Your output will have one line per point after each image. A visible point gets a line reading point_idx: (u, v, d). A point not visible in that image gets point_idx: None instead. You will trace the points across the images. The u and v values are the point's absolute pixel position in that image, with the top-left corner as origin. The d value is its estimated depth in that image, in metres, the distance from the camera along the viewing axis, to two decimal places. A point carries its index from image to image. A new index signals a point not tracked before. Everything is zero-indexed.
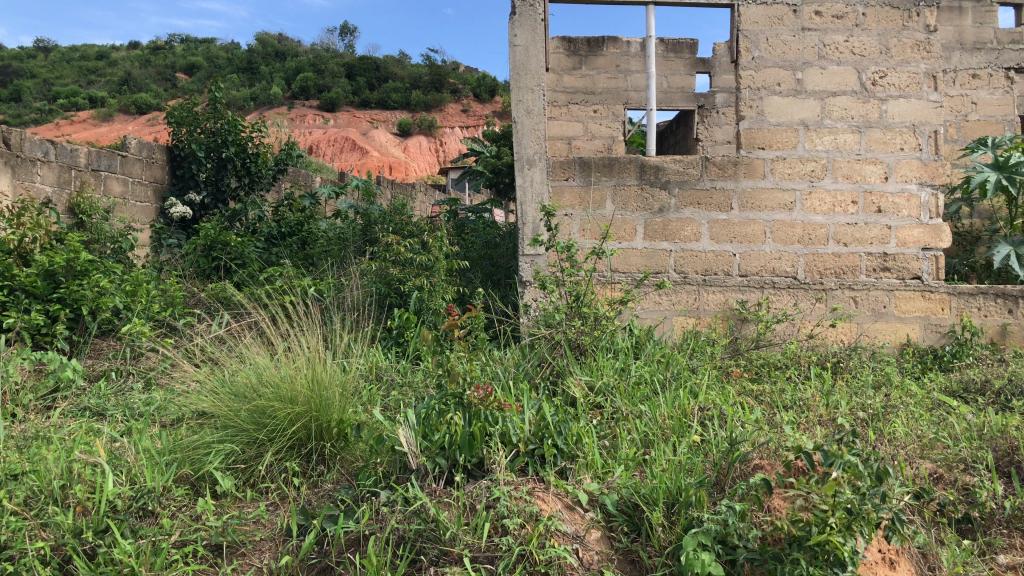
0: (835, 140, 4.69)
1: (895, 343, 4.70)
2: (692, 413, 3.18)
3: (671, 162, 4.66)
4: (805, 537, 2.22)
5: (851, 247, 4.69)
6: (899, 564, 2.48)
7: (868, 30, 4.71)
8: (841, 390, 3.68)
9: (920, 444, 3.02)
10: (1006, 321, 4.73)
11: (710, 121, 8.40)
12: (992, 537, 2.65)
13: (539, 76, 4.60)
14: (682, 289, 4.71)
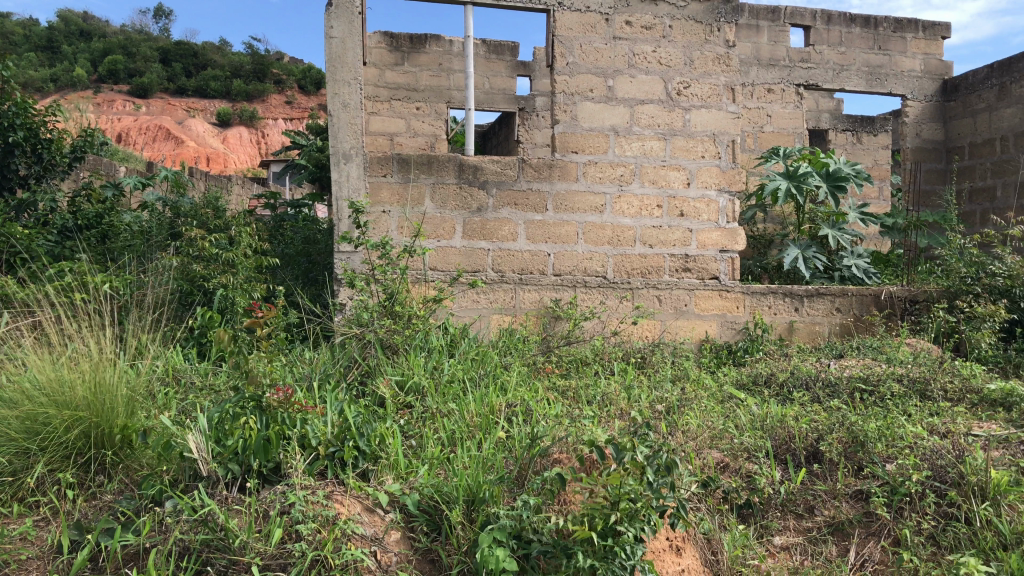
0: (643, 146, 4.90)
1: (695, 339, 4.97)
2: (499, 410, 3.21)
3: (489, 162, 4.70)
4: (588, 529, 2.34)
5: (656, 249, 4.92)
6: (684, 550, 2.62)
7: (674, 41, 4.95)
8: (642, 385, 3.84)
9: (711, 434, 3.18)
10: (793, 318, 5.10)
11: (531, 123, 8.54)
12: (769, 520, 2.86)
13: (356, 70, 4.52)
14: (498, 288, 4.77)
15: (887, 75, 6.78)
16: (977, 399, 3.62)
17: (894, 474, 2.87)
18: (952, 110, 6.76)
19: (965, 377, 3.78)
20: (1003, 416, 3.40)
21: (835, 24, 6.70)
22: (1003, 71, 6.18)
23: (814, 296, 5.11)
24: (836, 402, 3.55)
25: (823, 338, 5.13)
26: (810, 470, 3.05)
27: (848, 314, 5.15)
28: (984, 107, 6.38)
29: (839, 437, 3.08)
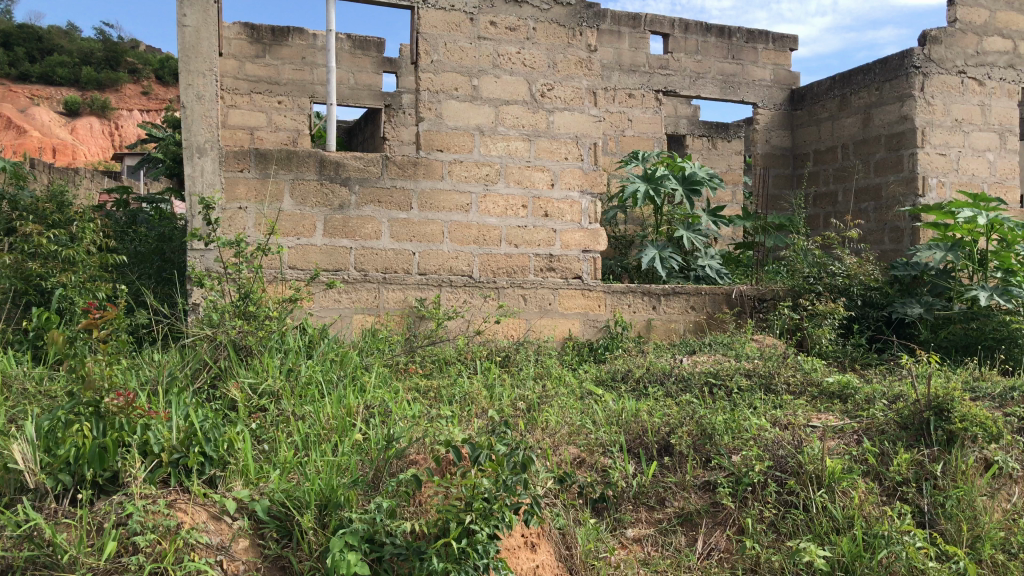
0: (508, 146, 4.93)
1: (557, 337, 5.04)
2: (357, 412, 3.14)
3: (351, 159, 4.62)
4: (433, 532, 2.39)
5: (521, 249, 4.97)
6: (539, 546, 2.65)
7: (538, 43, 5.01)
8: (504, 384, 3.86)
9: (568, 431, 3.23)
10: (651, 316, 5.26)
11: (398, 121, 8.45)
12: (622, 513, 2.93)
13: (211, 60, 4.35)
14: (361, 287, 4.67)
15: (739, 84, 7.10)
16: (817, 391, 3.83)
17: (739, 466, 3.00)
18: (799, 118, 7.12)
19: (806, 371, 4.00)
20: (839, 406, 3.61)
21: (691, 33, 6.97)
22: (844, 83, 6.58)
23: (670, 295, 5.28)
24: (688, 397, 3.67)
25: (680, 335, 5.30)
26: (661, 463, 3.14)
27: (702, 312, 5.36)
28: (827, 117, 6.77)
29: (689, 431, 3.19)
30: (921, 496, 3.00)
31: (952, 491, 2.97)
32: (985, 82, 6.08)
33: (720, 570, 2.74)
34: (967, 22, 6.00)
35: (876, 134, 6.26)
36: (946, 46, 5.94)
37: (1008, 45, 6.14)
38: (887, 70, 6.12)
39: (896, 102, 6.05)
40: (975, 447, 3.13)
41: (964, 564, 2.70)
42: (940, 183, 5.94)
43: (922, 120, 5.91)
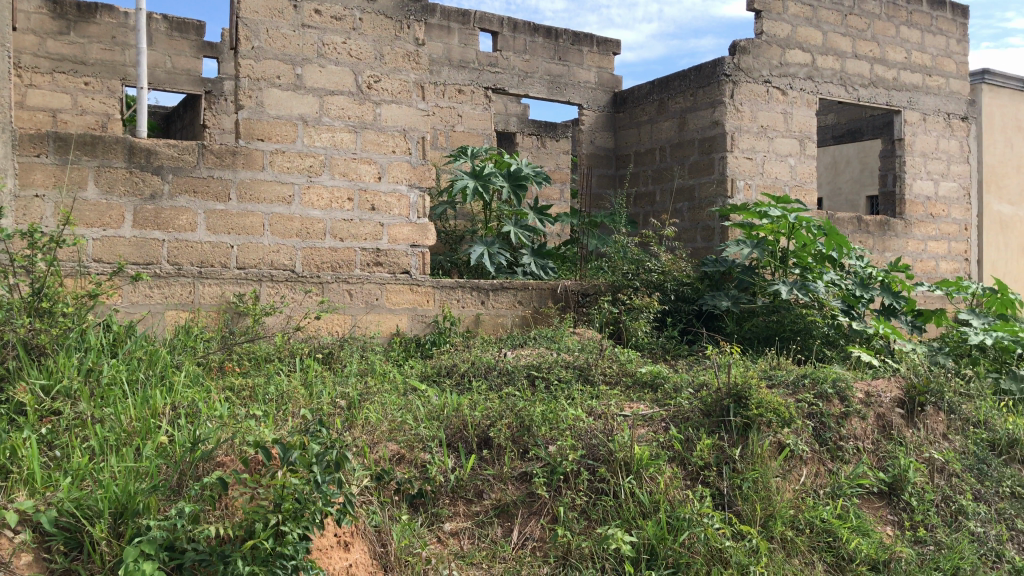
0: (332, 137, 4.83)
1: (384, 333, 4.96)
2: (162, 413, 2.98)
3: (164, 146, 4.39)
4: (244, 534, 2.30)
5: (347, 242, 4.87)
6: (353, 545, 2.63)
7: (364, 35, 4.93)
8: (324, 381, 3.78)
9: (388, 427, 3.18)
10: (479, 311, 5.30)
11: (218, 109, 8.09)
12: (440, 508, 2.94)
13: (2, 35, 3.98)
14: (174, 282, 4.43)
15: (565, 84, 7.28)
16: (631, 381, 3.99)
17: (554, 455, 3.07)
18: (621, 120, 7.39)
19: (621, 363, 4.16)
20: (650, 396, 3.78)
21: (519, 33, 7.08)
22: (662, 87, 6.88)
23: (498, 290, 5.34)
24: (509, 390, 3.73)
25: (506, 329, 5.37)
26: (480, 456, 3.16)
27: (528, 306, 5.45)
28: (647, 120, 7.07)
29: (508, 423, 3.23)
30: (721, 479, 3.18)
31: (748, 473, 3.18)
32: (788, 92, 6.52)
33: (534, 559, 2.80)
34: (771, 35, 6.42)
35: (691, 137, 6.59)
36: (753, 56, 6.34)
37: (808, 58, 6.61)
38: (701, 77, 6.45)
39: (708, 108, 6.39)
40: (769, 431, 3.37)
41: (757, 542, 2.90)
42: (747, 185, 6.34)
43: (732, 126, 6.28)
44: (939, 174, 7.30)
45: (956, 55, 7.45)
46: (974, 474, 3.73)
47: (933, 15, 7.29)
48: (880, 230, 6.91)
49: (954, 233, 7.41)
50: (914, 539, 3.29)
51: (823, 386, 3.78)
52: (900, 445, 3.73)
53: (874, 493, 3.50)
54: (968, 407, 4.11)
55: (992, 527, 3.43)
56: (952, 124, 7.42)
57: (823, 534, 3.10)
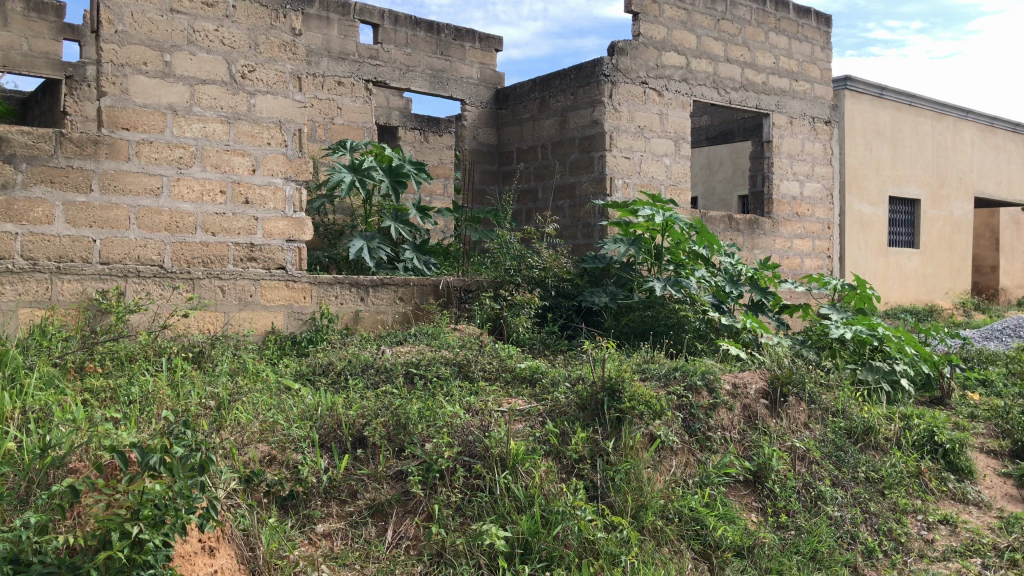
0: (204, 128, 4.64)
1: (259, 331, 4.81)
2: (10, 417, 2.80)
3: (17, 134, 4.14)
4: (96, 543, 2.19)
5: (219, 237, 4.70)
6: (219, 550, 2.53)
7: (238, 22, 4.77)
8: (192, 381, 3.64)
9: (259, 427, 3.09)
10: (358, 308, 5.21)
11: (79, 95, 7.66)
12: (311, 510, 2.88)
13: None
14: (29, 277, 4.16)
15: (447, 80, 7.26)
16: (510, 376, 4.01)
17: (430, 453, 3.05)
18: (503, 117, 7.43)
19: (501, 359, 4.17)
20: (528, 391, 3.81)
21: (401, 26, 7.00)
22: (543, 86, 6.95)
23: (378, 286, 5.26)
24: (386, 387, 3.68)
25: (386, 326, 5.30)
26: (354, 455, 3.11)
27: (409, 302, 5.40)
28: (529, 118, 7.13)
29: (383, 421, 3.19)
30: (594, 472, 3.24)
31: (620, 465, 3.25)
32: (664, 94, 6.70)
33: (407, 558, 2.78)
34: (648, 37, 6.59)
35: (571, 136, 6.68)
36: (631, 58, 6.48)
37: (683, 61, 6.81)
38: (581, 77, 6.55)
39: (588, 107, 6.50)
40: (641, 423, 3.47)
41: (628, 533, 2.96)
42: (625, 184, 6.48)
43: (610, 125, 6.40)
44: (804, 175, 7.66)
45: (820, 62, 7.83)
46: (832, 461, 3.93)
47: (799, 23, 7.64)
48: (749, 228, 7.20)
49: (818, 231, 7.80)
50: (777, 525, 3.43)
51: (693, 378, 3.93)
52: (764, 435, 3.90)
53: (740, 481, 3.63)
54: (827, 397, 4.33)
55: (848, 511, 3.62)
56: (816, 128, 7.80)
57: (691, 523, 3.20)
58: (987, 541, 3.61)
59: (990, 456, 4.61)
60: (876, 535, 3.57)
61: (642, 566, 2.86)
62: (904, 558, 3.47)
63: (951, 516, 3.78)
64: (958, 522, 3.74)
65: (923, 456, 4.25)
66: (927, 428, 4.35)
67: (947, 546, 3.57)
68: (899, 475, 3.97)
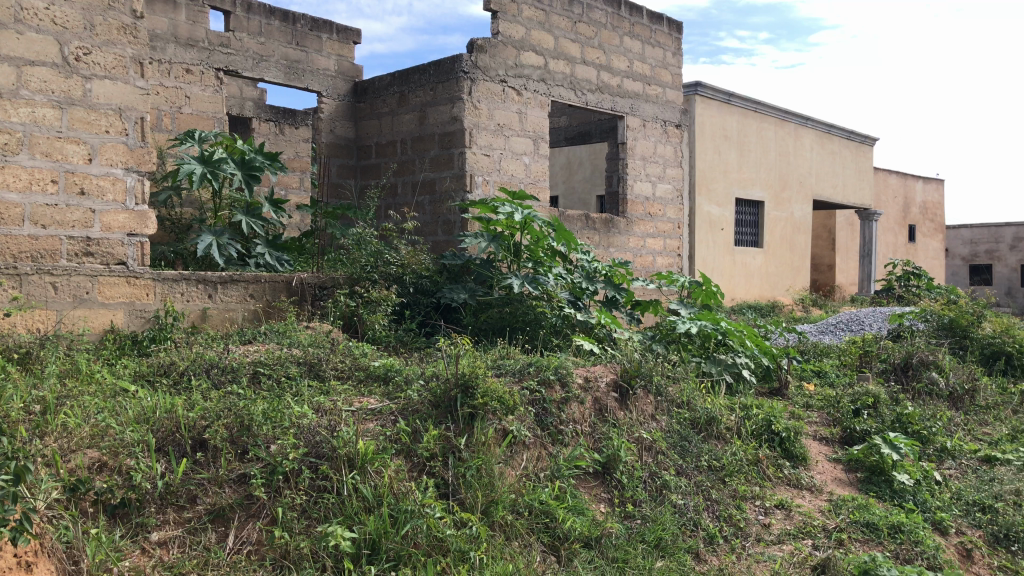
0: (32, 113, 4.33)
1: (96, 330, 4.52)
2: None
3: None
4: None
5: (50, 230, 4.41)
6: (36, 565, 2.43)
7: (71, 2, 4.46)
8: (15, 383, 3.38)
9: (89, 433, 2.92)
10: (206, 305, 4.99)
11: None
12: (145, 517, 2.74)
13: None
14: None
15: (304, 71, 7.10)
16: (363, 374, 3.95)
17: (274, 455, 2.96)
18: (361, 111, 7.31)
19: (354, 358, 4.11)
20: (381, 389, 3.75)
21: (254, 14, 6.76)
22: (402, 80, 6.88)
23: (227, 283, 5.06)
24: (230, 387, 3.54)
25: (236, 324, 5.10)
26: (194, 459, 2.98)
27: (260, 300, 5.22)
28: (387, 112, 7.05)
29: (226, 423, 3.06)
30: (446, 469, 3.22)
31: (471, 461, 3.24)
32: (523, 93, 6.77)
33: (249, 564, 2.68)
34: (507, 36, 6.63)
35: (430, 132, 6.64)
36: (489, 55, 6.50)
37: (541, 61, 6.90)
38: (440, 72, 6.52)
39: (447, 103, 6.48)
40: (494, 419, 3.49)
41: (477, 529, 2.97)
42: (485, 181, 6.51)
43: (469, 122, 6.39)
44: (657, 176, 7.92)
45: (671, 67, 8.12)
46: (677, 451, 4.07)
47: (652, 29, 7.90)
48: (605, 227, 7.38)
49: (669, 231, 8.08)
50: (624, 514, 3.52)
51: (546, 373, 3.98)
52: (613, 427, 4.00)
53: (590, 473, 3.71)
54: (673, 389, 4.49)
55: (691, 499, 3.76)
56: (668, 131, 8.08)
57: (541, 516, 3.24)
58: (817, 523, 3.83)
59: (822, 443, 4.89)
60: (717, 521, 3.71)
61: (490, 561, 2.87)
62: (743, 542, 3.63)
63: (785, 500, 3.99)
64: (791, 506, 3.96)
65: (761, 444, 4.48)
66: (764, 418, 4.60)
67: (782, 529, 3.76)
68: (739, 463, 4.16)
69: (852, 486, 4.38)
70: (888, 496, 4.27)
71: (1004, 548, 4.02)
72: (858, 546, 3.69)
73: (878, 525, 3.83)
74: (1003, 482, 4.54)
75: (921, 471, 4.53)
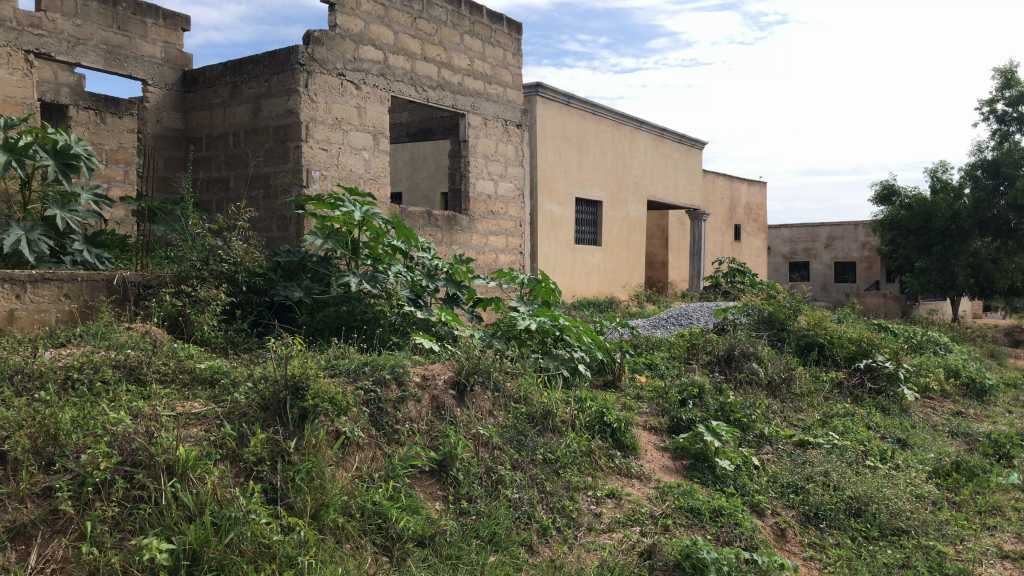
0: None
1: None
2: None
3: None
4: None
5: None
6: None
7: None
8: None
9: None
10: (13, 306, 4.60)
11: None
12: None
13: None
14: None
15: (126, 56, 6.67)
16: (188, 377, 3.78)
17: (84, 465, 2.77)
18: (191, 102, 6.99)
19: (178, 360, 3.93)
20: (206, 392, 3.60)
21: None
22: (235, 71, 6.63)
23: (38, 282, 4.71)
24: (36, 395, 3.29)
25: (48, 326, 4.74)
26: None
27: (76, 300, 4.89)
28: (219, 103, 6.78)
29: (29, 433, 2.85)
30: (274, 474, 3.12)
31: (301, 465, 3.16)
32: (362, 87, 6.66)
33: None
34: (345, 29, 6.50)
35: (264, 125, 6.43)
36: (326, 48, 6.35)
37: (380, 56, 6.82)
38: (275, 64, 6.31)
39: (282, 96, 6.28)
40: (325, 420, 3.42)
41: (305, 533, 2.89)
42: (322, 176, 6.35)
43: (305, 116, 6.23)
44: (498, 175, 7.99)
45: (511, 67, 8.23)
46: (513, 446, 4.11)
47: (491, 28, 7.97)
48: (447, 224, 7.38)
49: (511, 229, 8.18)
50: (458, 511, 3.53)
51: (382, 372, 3.94)
52: (450, 424, 4.00)
53: (425, 472, 3.70)
54: (510, 385, 4.55)
55: (526, 492, 3.81)
56: (509, 130, 8.18)
57: (374, 517, 3.20)
58: (645, 510, 3.98)
59: (651, 432, 5.09)
60: (550, 513, 3.79)
61: (318, 565, 2.80)
62: (575, 532, 3.72)
63: (616, 490, 4.13)
64: (621, 495, 4.10)
65: (594, 436, 4.61)
66: (597, 410, 4.75)
67: (612, 518, 3.88)
68: (573, 455, 4.26)
69: (678, 473, 4.58)
70: (711, 481, 4.49)
71: (814, 525, 4.32)
72: (683, 531, 3.86)
73: (701, 510, 4.03)
74: (813, 465, 4.88)
75: (741, 456, 4.81)
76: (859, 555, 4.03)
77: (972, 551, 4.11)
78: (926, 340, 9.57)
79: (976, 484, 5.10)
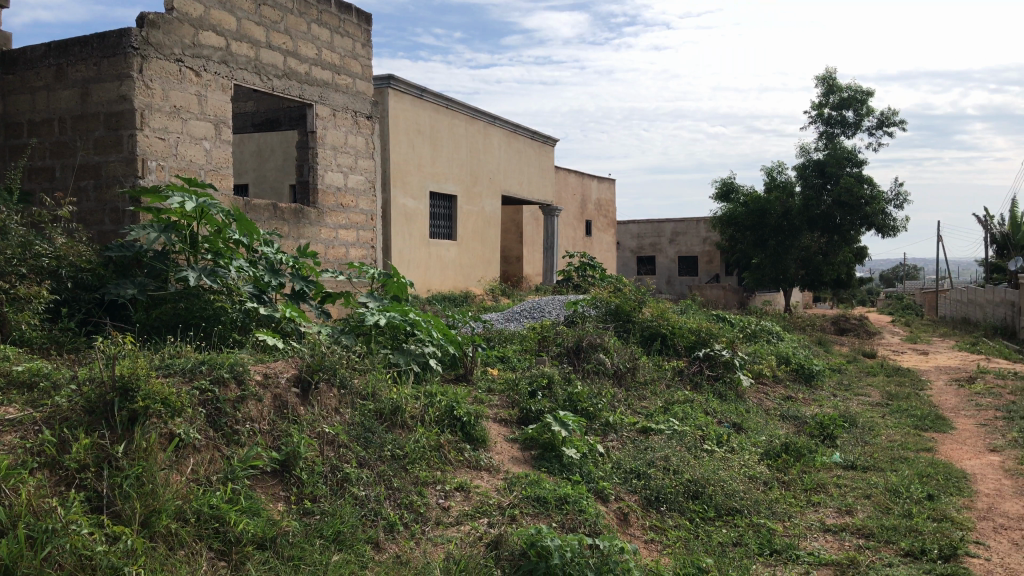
0: None
1: None
2: None
3: None
4: None
5: None
6: None
7: None
8: None
9: None
10: None
11: None
12: None
13: None
14: None
15: None
16: (4, 381, 3.52)
17: None
18: (10, 84, 6.48)
19: None
20: (24, 397, 3.36)
21: None
22: (60, 52, 6.20)
23: None
24: None
25: None
26: None
27: None
28: (42, 86, 6.32)
29: None
30: (99, 481, 2.95)
31: (130, 470, 3.00)
32: (201, 74, 6.38)
33: None
34: (182, 13, 6.20)
35: (94, 111, 6.04)
36: (162, 32, 6.04)
37: (222, 42, 6.55)
38: (104, 47, 5.93)
39: (112, 81, 5.91)
40: (157, 422, 3.25)
41: (132, 542, 2.73)
42: (159, 166, 6.04)
43: (139, 102, 5.90)
44: (348, 167, 7.85)
45: (361, 58, 8.10)
46: (360, 442, 4.04)
47: (340, 18, 7.81)
48: (294, 217, 7.19)
49: (361, 222, 8.07)
50: (301, 511, 3.45)
51: (220, 371, 3.79)
52: (294, 423, 3.90)
53: (267, 472, 3.59)
54: (357, 382, 4.47)
55: (372, 489, 3.76)
56: (358, 122, 8.05)
57: (210, 521, 3.07)
58: (492, 502, 4.02)
59: (501, 424, 5.14)
60: (397, 509, 3.76)
61: None
62: (422, 527, 3.71)
63: (464, 483, 4.14)
64: (469, 487, 4.12)
65: (443, 429, 4.60)
66: (447, 404, 4.75)
67: (459, 511, 3.89)
68: (421, 450, 4.23)
69: (526, 463, 4.65)
70: (558, 470, 4.59)
71: (655, 509, 4.49)
72: (529, 520, 3.92)
73: (547, 499, 4.10)
74: (654, 451, 5.08)
75: (587, 445, 4.93)
76: (696, 535, 4.23)
77: (798, 526, 4.38)
78: (761, 330, 10.13)
79: (803, 464, 5.45)
